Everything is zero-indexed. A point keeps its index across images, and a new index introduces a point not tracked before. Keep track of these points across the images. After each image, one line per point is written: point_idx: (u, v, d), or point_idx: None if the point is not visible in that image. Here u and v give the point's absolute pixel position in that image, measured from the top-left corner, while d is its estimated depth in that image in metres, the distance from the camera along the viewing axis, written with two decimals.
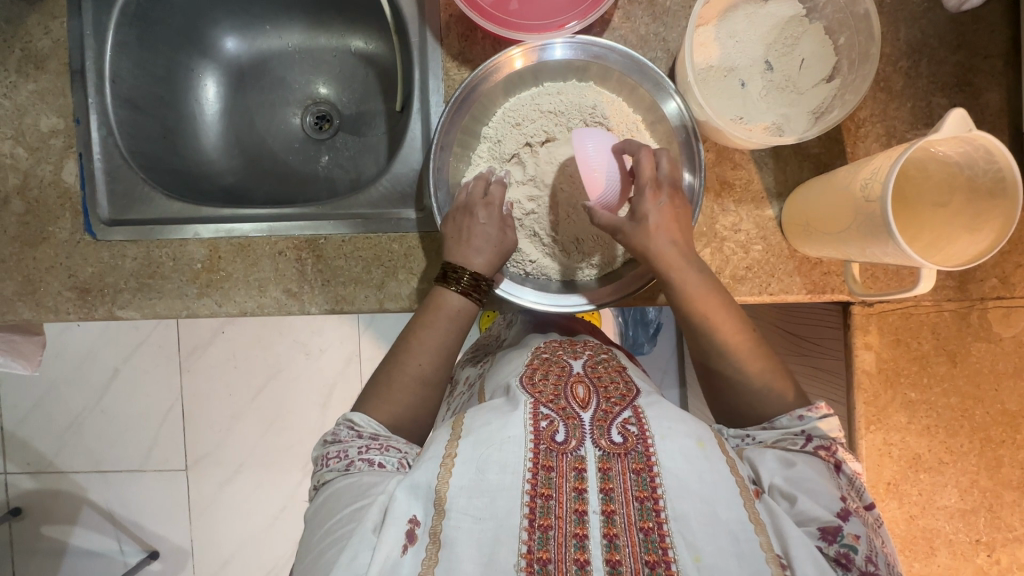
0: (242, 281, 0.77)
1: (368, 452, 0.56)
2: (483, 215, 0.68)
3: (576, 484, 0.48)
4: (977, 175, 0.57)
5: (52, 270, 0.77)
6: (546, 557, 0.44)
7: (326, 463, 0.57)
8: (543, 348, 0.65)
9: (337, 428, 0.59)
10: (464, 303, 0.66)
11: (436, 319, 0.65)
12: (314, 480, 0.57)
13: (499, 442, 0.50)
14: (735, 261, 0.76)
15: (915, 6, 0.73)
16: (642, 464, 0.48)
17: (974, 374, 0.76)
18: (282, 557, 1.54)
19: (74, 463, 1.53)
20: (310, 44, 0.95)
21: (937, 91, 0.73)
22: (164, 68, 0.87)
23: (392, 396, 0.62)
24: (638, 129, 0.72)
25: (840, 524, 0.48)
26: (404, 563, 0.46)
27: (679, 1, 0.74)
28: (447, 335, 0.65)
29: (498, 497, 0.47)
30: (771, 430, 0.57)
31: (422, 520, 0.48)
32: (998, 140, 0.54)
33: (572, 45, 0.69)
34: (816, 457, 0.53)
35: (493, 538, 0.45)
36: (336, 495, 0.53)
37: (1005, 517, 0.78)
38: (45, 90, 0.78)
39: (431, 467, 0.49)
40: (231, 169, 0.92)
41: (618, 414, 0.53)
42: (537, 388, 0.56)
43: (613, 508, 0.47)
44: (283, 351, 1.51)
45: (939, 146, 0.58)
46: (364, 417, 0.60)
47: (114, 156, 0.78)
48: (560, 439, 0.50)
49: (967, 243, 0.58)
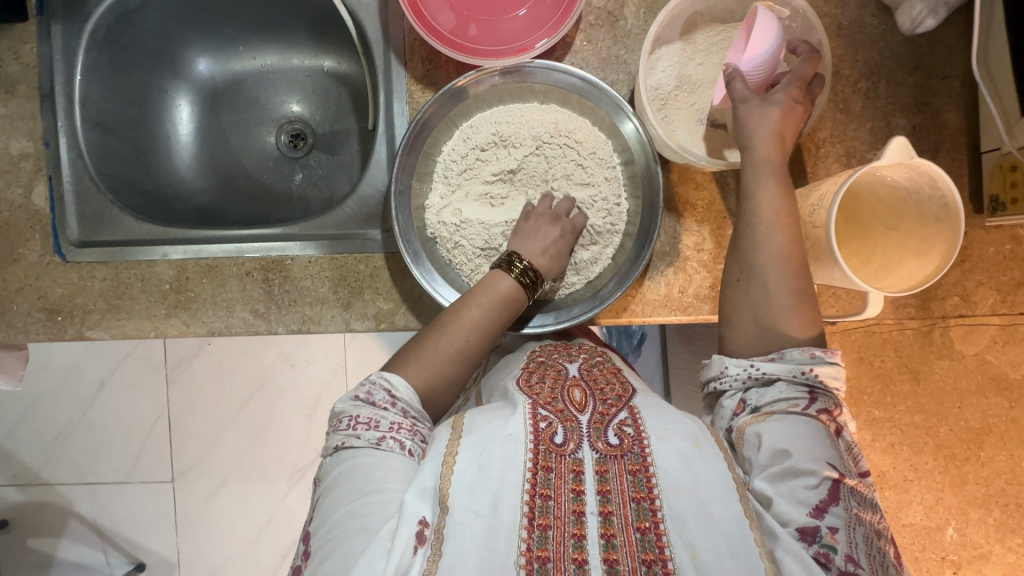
0: (210, 302, 0.78)
1: (399, 432, 0.54)
2: (557, 227, 0.70)
3: (573, 485, 0.49)
4: (923, 200, 0.58)
5: (23, 291, 0.78)
6: (545, 556, 0.44)
7: (353, 427, 0.54)
8: (537, 352, 0.67)
9: (372, 388, 0.56)
10: (517, 291, 0.65)
11: (485, 296, 0.64)
12: (335, 439, 0.54)
13: (501, 440, 0.51)
14: (698, 280, 0.76)
15: (872, 28, 0.74)
16: (638, 464, 0.50)
17: (937, 392, 0.77)
18: (267, 569, 1.54)
19: (59, 476, 1.53)
20: (283, 64, 0.96)
21: (896, 111, 0.74)
22: (136, 89, 0.89)
23: (432, 364, 0.60)
24: (601, 149, 0.72)
25: (818, 522, 0.45)
26: (413, 564, 0.45)
27: (639, 24, 0.75)
28: (492, 316, 0.64)
29: (500, 494, 0.48)
30: (781, 363, 0.54)
31: (430, 521, 0.48)
32: (941, 170, 0.55)
33: (528, 69, 0.70)
34: (814, 425, 0.51)
35: (495, 534, 0.46)
36: (360, 467, 0.51)
37: (971, 534, 0.78)
38: (15, 114, 0.79)
39: (435, 467, 0.50)
40: (205, 188, 0.93)
41: (615, 415, 0.54)
42: (534, 390, 0.58)
43: (611, 509, 0.47)
44: (266, 364, 1.52)
45: (886, 172, 0.59)
46: (403, 382, 0.58)
47: (83, 178, 0.79)
48: (558, 441, 0.52)
49: (913, 268, 0.59)
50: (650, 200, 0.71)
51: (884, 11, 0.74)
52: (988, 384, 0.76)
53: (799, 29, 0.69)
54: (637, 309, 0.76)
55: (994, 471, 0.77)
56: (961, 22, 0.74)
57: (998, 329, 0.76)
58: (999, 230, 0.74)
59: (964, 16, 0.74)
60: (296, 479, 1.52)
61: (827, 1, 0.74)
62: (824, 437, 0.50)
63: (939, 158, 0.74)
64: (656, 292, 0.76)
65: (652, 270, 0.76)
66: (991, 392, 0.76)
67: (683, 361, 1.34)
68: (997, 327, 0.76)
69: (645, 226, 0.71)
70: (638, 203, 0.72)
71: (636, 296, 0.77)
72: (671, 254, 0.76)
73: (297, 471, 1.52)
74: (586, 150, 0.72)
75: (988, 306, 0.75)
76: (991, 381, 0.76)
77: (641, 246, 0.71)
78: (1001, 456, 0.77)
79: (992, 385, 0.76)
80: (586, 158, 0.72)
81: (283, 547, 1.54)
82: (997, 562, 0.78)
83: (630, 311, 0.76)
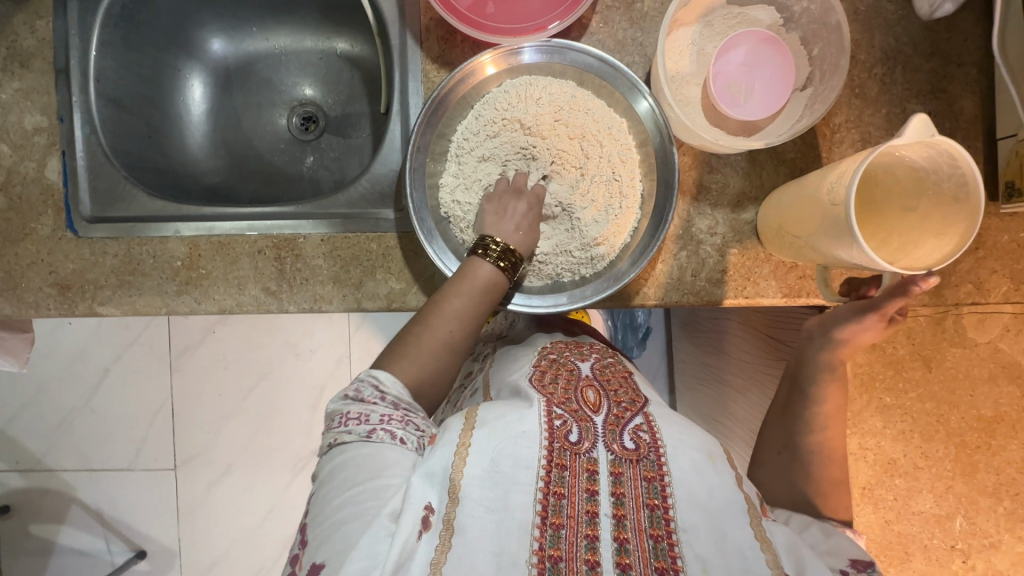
0: (222, 279, 0.78)
1: (390, 424, 0.54)
2: (520, 202, 0.69)
3: (588, 485, 0.50)
4: (943, 179, 0.58)
5: (34, 265, 0.78)
6: (557, 554, 0.46)
7: (344, 424, 0.54)
8: (548, 348, 0.68)
9: (360, 386, 0.56)
10: (497, 278, 0.65)
11: (466, 287, 0.63)
12: (328, 437, 0.55)
13: (514, 436, 0.52)
14: (711, 264, 0.76)
15: (889, 14, 0.74)
16: (653, 472, 0.51)
17: (950, 380, 0.77)
18: (269, 558, 1.54)
19: (63, 461, 1.52)
20: (296, 46, 0.97)
21: (911, 97, 0.75)
22: (150, 68, 0.89)
23: (419, 357, 0.60)
24: (615, 129, 0.72)
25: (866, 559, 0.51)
26: (418, 550, 0.46)
27: (656, 7, 0.75)
28: (474, 306, 0.63)
29: (512, 491, 0.49)
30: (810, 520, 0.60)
31: (436, 508, 0.49)
32: (960, 145, 0.55)
33: (545, 48, 0.71)
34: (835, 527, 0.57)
35: (506, 530, 0.47)
36: (354, 459, 0.52)
37: (981, 523, 0.77)
38: (29, 89, 0.78)
39: (446, 455, 0.51)
40: (217, 169, 0.93)
41: (630, 419, 0.55)
42: (548, 389, 0.58)
43: (624, 512, 0.48)
44: (270, 351, 1.51)
45: (904, 150, 0.59)
46: (391, 377, 0.57)
47: (96, 154, 0.79)
48: (573, 439, 0.53)
49: (932, 246, 0.59)
50: (665, 181, 0.71)
51: None
52: (1001, 372, 0.76)
53: (817, 12, 0.70)
54: (649, 293, 0.76)
55: (1005, 460, 0.77)
56: (978, 9, 0.74)
57: (1011, 317, 0.76)
58: (1014, 217, 0.74)
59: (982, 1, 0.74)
60: (299, 468, 1.52)
61: None
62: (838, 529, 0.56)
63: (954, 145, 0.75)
64: (669, 275, 0.76)
65: (665, 253, 0.76)
66: (1003, 380, 0.76)
67: (689, 353, 1.34)
68: (1010, 315, 0.76)
69: (660, 208, 0.72)
70: (652, 184, 0.73)
71: (649, 279, 0.76)
72: (684, 237, 0.76)
73: (300, 459, 1.52)
74: (602, 130, 0.71)
75: (1001, 293, 0.75)
76: (1004, 369, 0.76)
77: (656, 229, 0.72)
78: (1012, 445, 0.77)
79: (1004, 373, 0.76)
80: (601, 139, 0.71)
81: (285, 535, 1.53)
82: (1007, 552, 0.78)
83: (643, 294, 0.76)
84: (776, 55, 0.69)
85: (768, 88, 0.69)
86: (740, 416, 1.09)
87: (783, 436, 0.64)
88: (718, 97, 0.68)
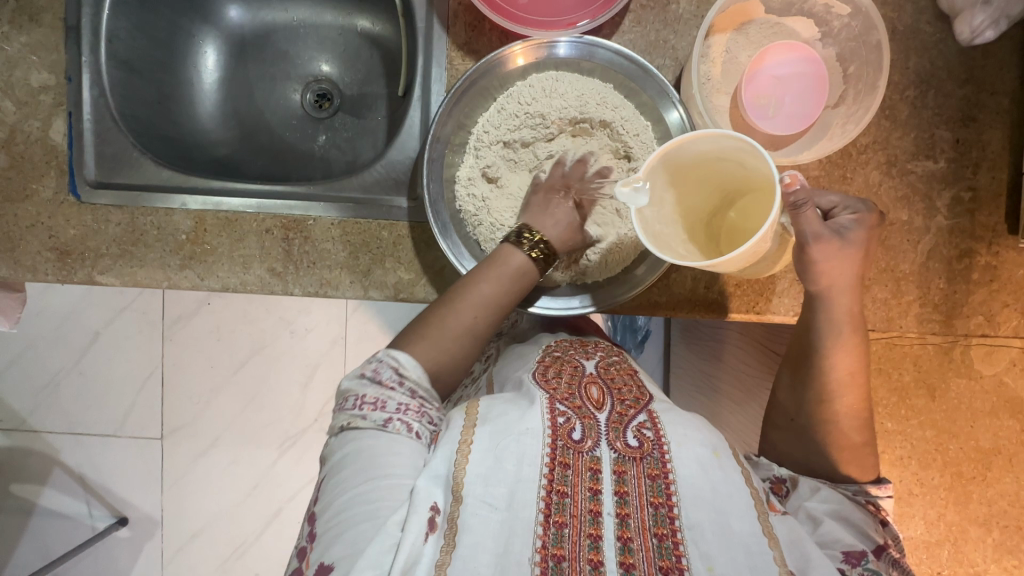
0: (226, 257, 0.76)
1: (407, 414, 0.53)
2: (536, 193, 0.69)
3: (591, 484, 0.48)
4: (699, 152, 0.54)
5: (33, 228, 0.76)
6: (560, 554, 0.44)
7: (360, 407, 0.53)
8: (553, 347, 0.66)
9: (380, 366, 0.55)
10: (527, 264, 0.64)
11: (499, 273, 0.62)
12: (341, 419, 0.54)
13: (518, 433, 0.50)
14: (726, 278, 0.77)
15: (927, 36, 0.73)
16: (657, 470, 0.49)
17: (951, 410, 0.77)
18: (251, 534, 1.53)
19: (47, 423, 1.50)
20: (316, 20, 0.94)
21: (941, 124, 0.73)
22: (163, 30, 0.86)
23: (443, 343, 0.58)
24: (642, 132, 0.70)
25: (866, 550, 0.49)
26: (425, 551, 0.44)
27: (692, 10, 0.73)
28: (504, 292, 0.62)
29: (516, 489, 0.47)
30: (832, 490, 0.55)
31: (442, 509, 0.47)
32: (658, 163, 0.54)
33: (577, 45, 0.69)
34: (861, 515, 0.52)
35: (509, 529, 0.45)
36: (367, 450, 0.50)
37: (969, 553, 0.78)
38: (38, 44, 0.76)
39: (448, 456, 0.49)
40: (226, 140, 0.91)
41: (633, 417, 0.54)
42: (551, 385, 0.57)
43: (628, 511, 0.47)
44: (266, 328, 1.49)
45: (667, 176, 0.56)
46: (410, 359, 0.56)
47: (104, 117, 0.77)
48: (576, 437, 0.51)
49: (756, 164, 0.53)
50: None
51: (942, 19, 0.73)
52: (1003, 406, 0.76)
53: (857, 29, 0.68)
54: (660, 303, 0.78)
55: (1000, 492, 0.77)
56: (1018, 38, 0.73)
57: (1019, 352, 0.75)
58: None
59: (1022, 31, 0.72)
60: (287, 446, 1.51)
61: (884, 4, 0.73)
62: (863, 517, 0.52)
63: (979, 175, 0.74)
64: (682, 286, 0.77)
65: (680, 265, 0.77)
66: (1004, 414, 0.76)
67: (687, 359, 1.33)
68: (1018, 350, 0.75)
69: None
70: None
71: (661, 290, 0.78)
72: None
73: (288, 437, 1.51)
74: (629, 128, 0.69)
75: (1011, 327, 0.75)
76: (1006, 403, 0.76)
77: None
78: (1007, 479, 0.77)
79: (1006, 407, 0.76)
80: (628, 137, 0.69)
81: (267, 512, 1.53)
82: None
83: (653, 304, 0.78)
84: (811, 70, 0.67)
85: (799, 106, 0.67)
86: (735, 426, 1.08)
87: (790, 404, 0.60)
88: (746, 106, 0.67)
